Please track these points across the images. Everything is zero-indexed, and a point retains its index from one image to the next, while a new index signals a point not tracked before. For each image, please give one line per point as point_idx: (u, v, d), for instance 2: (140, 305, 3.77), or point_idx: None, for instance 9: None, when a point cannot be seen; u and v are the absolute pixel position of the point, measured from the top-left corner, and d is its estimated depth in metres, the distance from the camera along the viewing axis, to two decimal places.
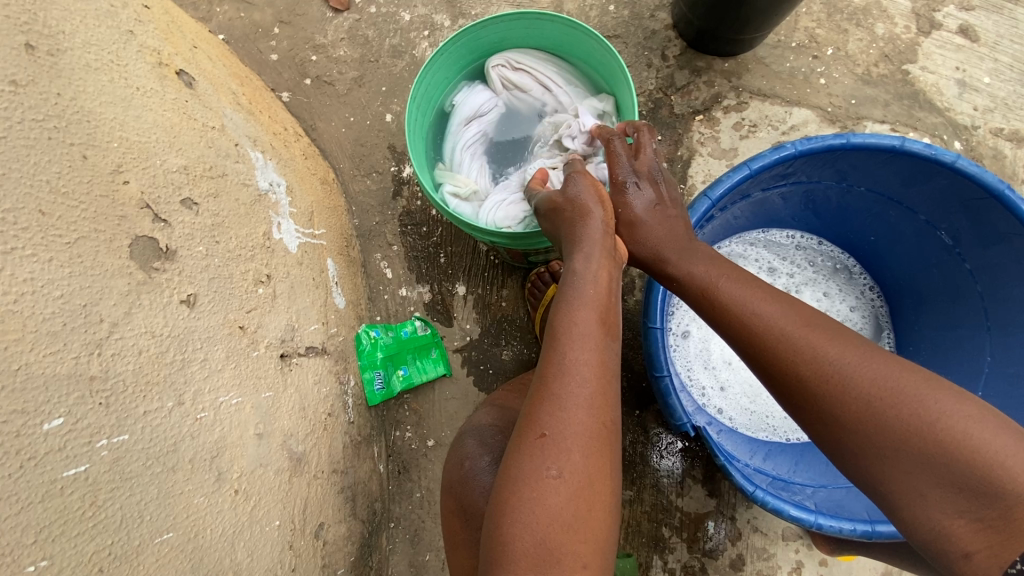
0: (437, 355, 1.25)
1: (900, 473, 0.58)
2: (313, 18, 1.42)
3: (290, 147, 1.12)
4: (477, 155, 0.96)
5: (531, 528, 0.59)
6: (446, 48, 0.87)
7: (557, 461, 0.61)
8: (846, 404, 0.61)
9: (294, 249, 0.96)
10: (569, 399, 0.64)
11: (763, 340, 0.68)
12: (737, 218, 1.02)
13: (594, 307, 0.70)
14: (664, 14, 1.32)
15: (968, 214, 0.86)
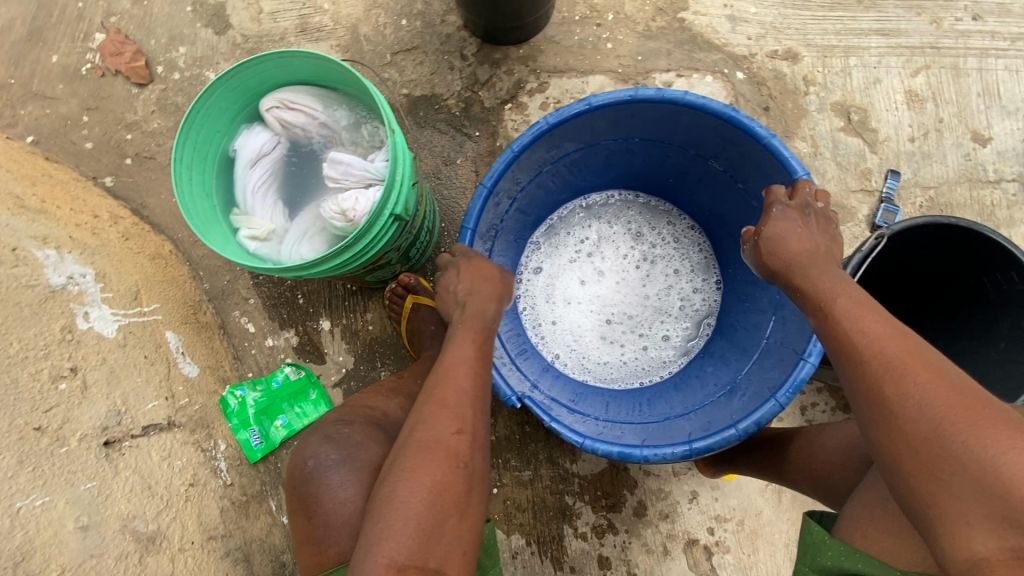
0: (316, 395, 1.25)
1: (952, 494, 0.56)
2: (119, 98, 1.41)
3: (102, 233, 1.11)
4: (268, 194, 0.96)
5: (427, 510, 0.67)
6: (198, 105, 0.87)
7: (467, 459, 0.72)
8: (910, 428, 0.59)
9: (112, 333, 0.96)
10: (462, 412, 0.75)
11: (859, 350, 0.66)
12: (542, 193, 1.07)
13: (474, 339, 0.83)
14: (453, 17, 1.37)
15: (719, 140, 0.94)
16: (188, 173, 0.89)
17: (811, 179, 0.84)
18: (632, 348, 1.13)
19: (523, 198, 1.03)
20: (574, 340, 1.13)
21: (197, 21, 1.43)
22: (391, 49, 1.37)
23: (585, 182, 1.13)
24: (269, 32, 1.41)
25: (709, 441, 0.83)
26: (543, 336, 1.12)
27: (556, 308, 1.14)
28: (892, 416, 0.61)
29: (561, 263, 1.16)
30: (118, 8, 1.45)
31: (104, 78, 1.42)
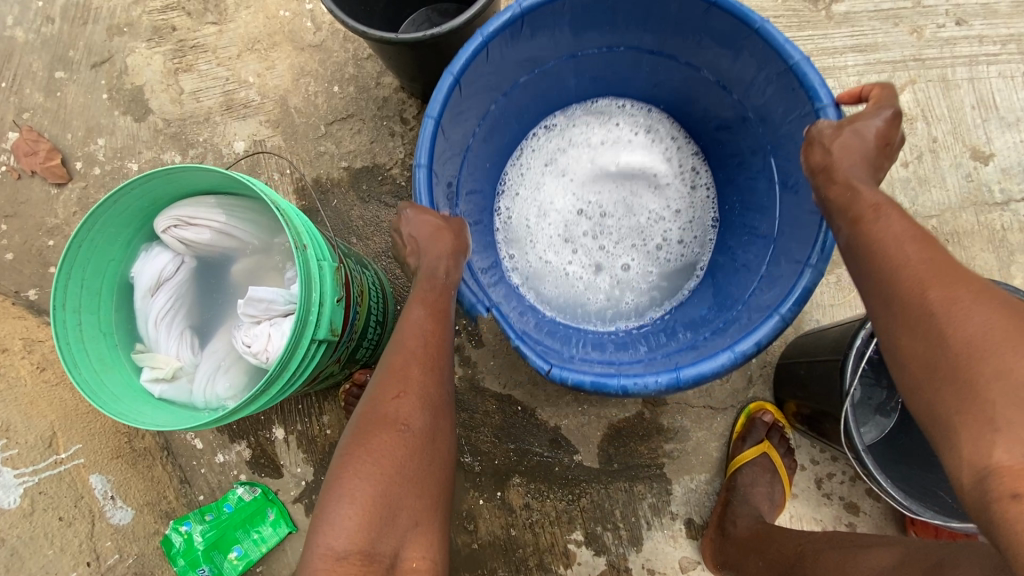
0: (274, 515, 1.12)
1: (987, 404, 0.49)
2: (37, 201, 1.30)
3: (11, 371, 0.99)
4: (174, 323, 0.85)
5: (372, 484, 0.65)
6: (75, 242, 0.75)
7: (410, 422, 0.70)
8: (945, 335, 0.52)
9: (15, 502, 0.89)
10: (417, 376, 0.72)
11: (888, 278, 0.58)
12: (521, 107, 0.97)
13: (426, 301, 0.77)
14: (389, 77, 1.25)
15: (703, 36, 0.84)
16: (74, 319, 0.76)
17: (811, 63, 0.74)
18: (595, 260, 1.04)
19: (485, 115, 0.91)
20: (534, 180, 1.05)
21: (115, 108, 1.31)
22: (325, 119, 1.26)
23: (568, 99, 1.03)
24: (193, 114, 1.30)
25: (699, 368, 0.73)
26: (515, 248, 1.03)
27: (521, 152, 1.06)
28: (912, 335, 0.55)
29: (549, 171, 1.06)
30: (30, 102, 1.34)
31: (21, 180, 1.31)
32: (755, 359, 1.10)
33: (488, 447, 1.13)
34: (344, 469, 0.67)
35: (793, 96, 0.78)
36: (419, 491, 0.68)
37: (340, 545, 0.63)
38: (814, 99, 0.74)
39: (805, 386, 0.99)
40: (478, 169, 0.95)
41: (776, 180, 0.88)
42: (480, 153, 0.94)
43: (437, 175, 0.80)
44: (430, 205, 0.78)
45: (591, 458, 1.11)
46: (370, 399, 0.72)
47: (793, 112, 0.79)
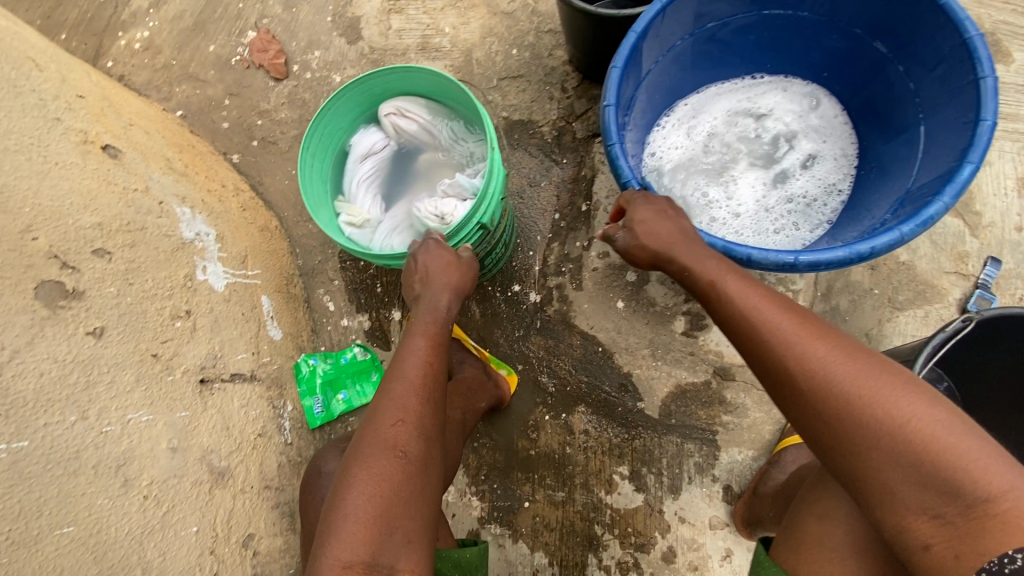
0: (376, 377, 1.34)
1: (876, 472, 0.64)
2: (257, 89, 1.61)
3: (227, 201, 1.26)
4: (372, 187, 1.08)
5: (370, 495, 0.75)
6: (331, 104, 0.99)
7: (405, 448, 0.78)
8: (831, 411, 0.67)
9: (221, 287, 1.08)
10: (414, 404, 0.80)
11: (765, 346, 0.73)
12: (701, 54, 1.15)
13: (427, 331, 0.88)
14: (561, 52, 1.46)
15: (886, 10, 0.98)
16: (313, 160, 1.01)
17: (984, 40, 0.85)
18: (722, 199, 1.16)
19: (658, 68, 1.10)
20: (696, 125, 1.21)
21: (334, 30, 1.60)
22: (499, 74, 1.48)
23: (743, 61, 1.19)
24: (393, 47, 1.56)
25: (818, 255, 0.84)
26: (682, 164, 1.19)
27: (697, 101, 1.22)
28: (803, 409, 0.70)
29: (731, 117, 1.21)
30: (271, 12, 1.66)
31: (249, 70, 1.63)
32: None
33: (564, 373, 1.30)
34: (350, 478, 0.77)
35: (957, 67, 0.89)
36: (409, 495, 0.77)
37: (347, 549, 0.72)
38: (979, 69, 0.85)
39: None
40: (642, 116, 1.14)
41: (921, 148, 0.98)
42: (658, 83, 1.14)
43: (626, 81, 1.02)
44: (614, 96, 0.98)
45: (652, 408, 1.25)
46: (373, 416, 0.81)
47: (955, 83, 0.90)
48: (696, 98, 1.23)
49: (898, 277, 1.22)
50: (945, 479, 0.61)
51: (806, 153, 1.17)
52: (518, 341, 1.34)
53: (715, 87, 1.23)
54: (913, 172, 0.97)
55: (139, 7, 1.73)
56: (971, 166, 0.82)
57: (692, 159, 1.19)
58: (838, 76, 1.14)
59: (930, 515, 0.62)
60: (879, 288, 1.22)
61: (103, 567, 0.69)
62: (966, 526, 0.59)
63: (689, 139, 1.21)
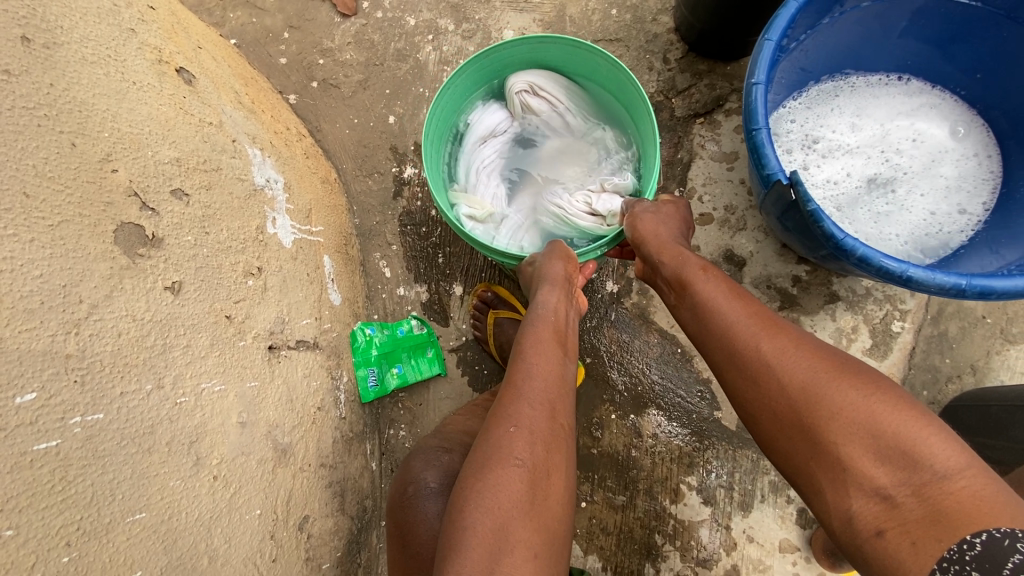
0: (432, 354, 1.25)
1: (829, 445, 0.59)
2: (321, 23, 1.45)
3: (291, 146, 1.14)
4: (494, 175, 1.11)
5: (492, 504, 0.65)
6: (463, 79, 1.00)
7: (521, 451, 0.69)
8: (783, 391, 0.64)
9: (288, 244, 0.97)
10: (529, 408, 0.73)
11: (722, 336, 0.73)
12: (844, 35, 1.01)
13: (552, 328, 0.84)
14: (666, 18, 1.32)
15: None
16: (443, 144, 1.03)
17: None
18: (846, 206, 1.04)
19: (797, 50, 0.98)
20: (828, 119, 1.08)
21: None
22: (594, 36, 1.34)
23: (884, 49, 1.06)
24: None
25: (993, 282, 0.75)
26: (812, 138, 1.07)
27: (831, 93, 1.09)
28: (760, 390, 0.66)
29: (883, 109, 1.08)
30: None
31: (313, 1, 1.47)
32: (926, 391, 1.11)
33: (638, 371, 1.20)
34: (466, 489, 0.67)
35: None
36: (539, 527, 0.66)
37: None
38: None
39: (988, 426, 0.98)
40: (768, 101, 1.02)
41: None
42: (793, 65, 1.01)
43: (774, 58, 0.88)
44: (764, 76, 0.85)
45: (730, 418, 1.16)
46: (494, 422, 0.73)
47: None
48: (827, 89, 1.09)
49: (1015, 308, 1.11)
50: (901, 454, 0.55)
51: (943, 163, 1.05)
52: (589, 333, 1.23)
53: (849, 81, 1.10)
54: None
55: None
56: None
57: (819, 157, 1.06)
58: (995, 80, 1.01)
59: (880, 499, 0.55)
60: (993, 317, 1.11)
61: (172, 558, 0.61)
62: (919, 510, 0.53)
63: (817, 132, 1.07)
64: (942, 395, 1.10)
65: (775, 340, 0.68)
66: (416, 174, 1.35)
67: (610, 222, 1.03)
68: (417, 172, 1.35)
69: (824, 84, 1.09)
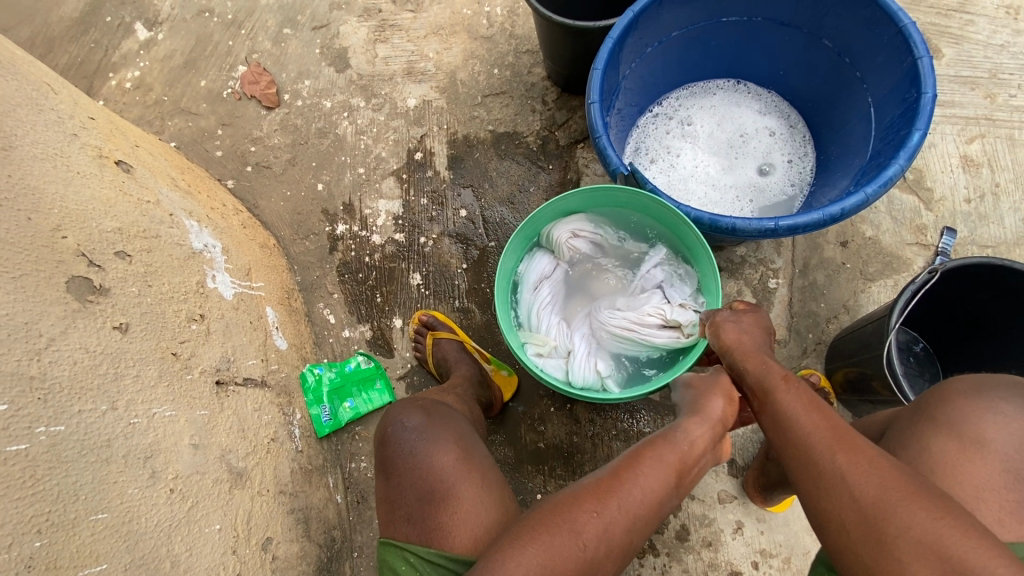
0: (381, 385, 1.36)
1: (896, 567, 0.59)
2: (249, 118, 1.66)
3: (228, 218, 1.30)
4: (552, 312, 1.11)
5: (531, 569, 0.67)
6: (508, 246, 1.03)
7: (591, 540, 0.69)
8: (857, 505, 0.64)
9: (229, 296, 1.11)
10: (616, 508, 0.72)
11: (797, 446, 0.73)
12: (669, 57, 1.24)
13: (672, 447, 0.78)
14: (539, 69, 1.57)
15: (828, 11, 1.10)
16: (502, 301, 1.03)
17: (916, 27, 0.97)
18: (703, 190, 1.27)
19: (630, 74, 1.19)
20: (687, 123, 1.33)
21: (324, 60, 1.68)
22: (483, 92, 1.58)
23: (706, 63, 1.30)
24: (381, 73, 1.65)
25: (796, 219, 0.93)
26: (680, 117, 1.34)
27: (689, 103, 1.35)
28: (833, 501, 0.66)
29: (726, 110, 1.34)
30: (260, 47, 1.73)
31: (240, 101, 1.69)
32: (811, 334, 1.27)
33: None
34: (516, 550, 0.69)
35: (897, 53, 1.01)
36: None
37: None
38: (915, 53, 0.97)
39: (858, 346, 1.12)
40: (619, 114, 1.22)
41: (873, 127, 1.08)
42: (634, 85, 1.23)
43: (606, 82, 1.10)
44: (597, 94, 1.06)
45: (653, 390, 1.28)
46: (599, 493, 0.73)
47: (895, 68, 1.02)
48: (677, 98, 1.35)
49: (867, 251, 1.31)
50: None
51: (774, 151, 1.30)
52: None
53: (696, 90, 1.35)
54: (869, 147, 1.07)
55: (130, 49, 1.79)
56: (918, 135, 0.93)
57: (678, 152, 1.31)
58: (794, 73, 1.26)
59: None
60: (851, 263, 1.30)
61: (135, 557, 0.69)
62: None
63: (677, 135, 1.32)
64: (825, 335, 1.26)
65: (848, 453, 0.68)
66: (347, 229, 1.52)
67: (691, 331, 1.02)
68: (348, 227, 1.52)
69: (677, 96, 1.35)
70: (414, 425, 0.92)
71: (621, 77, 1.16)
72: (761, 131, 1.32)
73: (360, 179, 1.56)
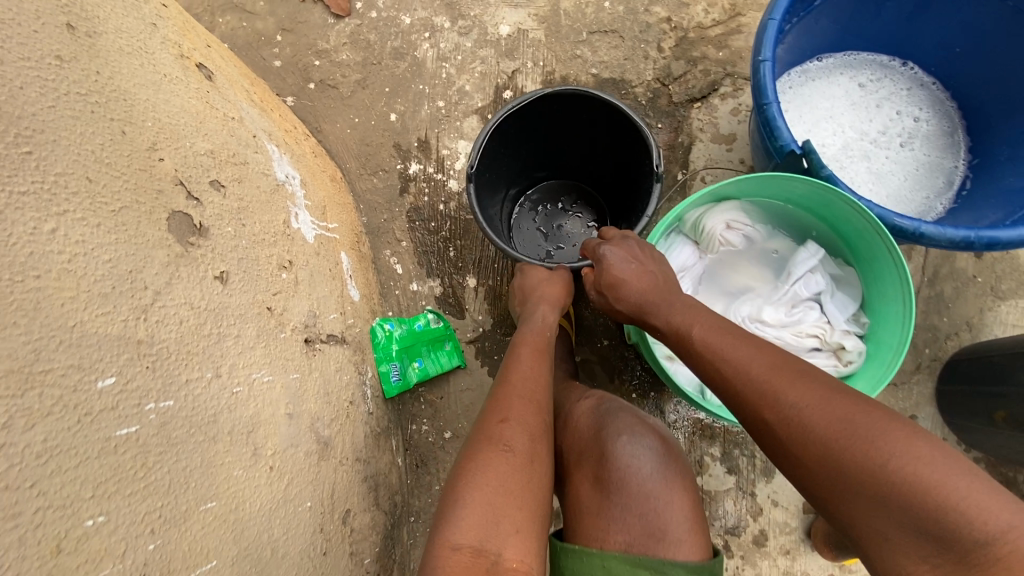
0: (450, 348, 1.25)
1: (871, 526, 0.58)
2: (314, 25, 1.45)
3: (301, 144, 1.14)
4: None
5: (481, 490, 0.69)
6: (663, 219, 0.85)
7: (511, 439, 0.74)
8: (805, 455, 0.63)
9: (311, 239, 0.97)
10: (517, 405, 0.79)
11: (742, 389, 0.69)
12: (836, 18, 1.08)
13: (536, 386, 0.83)
14: (658, 8, 1.36)
15: None
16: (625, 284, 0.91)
17: None
18: (843, 148, 1.13)
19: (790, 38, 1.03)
20: (897, 101, 1.17)
21: None
22: (589, 28, 1.37)
23: (874, 31, 1.14)
24: None
25: (1000, 233, 0.79)
26: (911, 132, 1.15)
27: (912, 87, 1.17)
28: (788, 440, 0.64)
29: (926, 122, 1.16)
30: None
31: (304, 3, 1.46)
32: (927, 349, 1.16)
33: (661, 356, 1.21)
34: (461, 481, 0.70)
35: None
36: (516, 461, 0.72)
37: (454, 542, 0.65)
38: None
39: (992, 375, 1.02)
40: (792, 47, 1.10)
41: None
42: (819, 29, 1.10)
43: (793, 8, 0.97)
44: (771, 44, 0.90)
45: None
46: (481, 426, 0.77)
47: None
48: (898, 67, 1.18)
49: (1003, 266, 1.17)
50: (917, 518, 0.54)
51: (922, 177, 1.12)
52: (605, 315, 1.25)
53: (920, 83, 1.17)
54: None
55: None
56: None
57: (866, 110, 1.16)
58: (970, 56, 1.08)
59: (927, 555, 0.54)
60: (983, 277, 1.17)
61: (242, 546, 0.60)
62: (965, 568, 0.52)
63: (880, 98, 1.17)
64: (943, 352, 1.15)
65: (791, 390, 0.66)
66: (421, 170, 1.36)
67: (851, 359, 0.83)
68: (422, 167, 1.36)
69: (906, 74, 1.18)
70: (654, 448, 0.84)
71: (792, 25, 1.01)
72: (933, 161, 1.13)
73: (438, 114, 1.38)
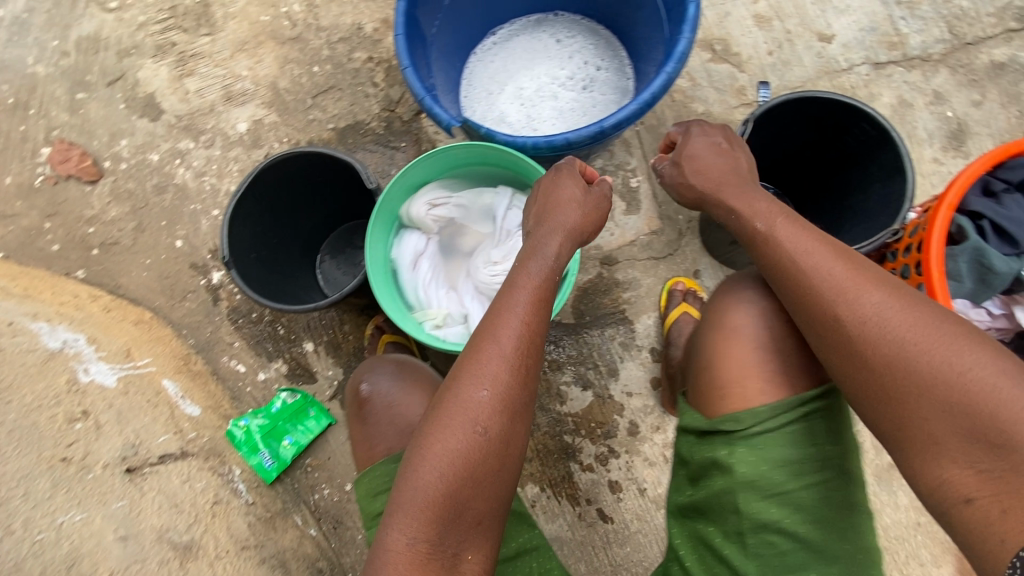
0: (315, 412, 1.32)
1: (922, 426, 0.69)
2: (74, 199, 1.53)
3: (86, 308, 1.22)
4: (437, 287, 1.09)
5: (434, 470, 0.77)
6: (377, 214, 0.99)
7: (483, 422, 0.79)
8: (879, 356, 0.72)
9: (110, 382, 1.20)
10: (506, 373, 0.80)
11: (821, 297, 0.78)
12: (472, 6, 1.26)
13: (526, 340, 0.83)
14: (359, 53, 1.54)
15: None
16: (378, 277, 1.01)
17: None
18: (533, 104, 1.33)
19: (435, 31, 1.19)
20: (585, 50, 1.37)
21: (133, 113, 1.56)
22: (310, 93, 1.53)
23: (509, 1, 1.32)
24: (198, 108, 1.55)
25: (617, 117, 0.96)
26: (592, 75, 1.35)
27: (589, 35, 1.38)
28: (866, 341, 0.74)
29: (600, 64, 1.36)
30: (57, 121, 1.57)
31: (57, 185, 1.54)
32: (682, 215, 1.36)
33: None
34: (419, 466, 0.79)
35: None
36: (481, 436, 0.79)
37: (395, 544, 0.76)
38: None
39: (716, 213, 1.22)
40: (452, 39, 1.27)
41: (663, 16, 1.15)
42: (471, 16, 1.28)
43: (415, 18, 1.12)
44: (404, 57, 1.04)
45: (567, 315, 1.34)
46: (435, 406, 0.82)
47: None
48: (574, 20, 1.38)
49: None
50: (979, 416, 0.65)
51: (597, 109, 1.33)
52: None
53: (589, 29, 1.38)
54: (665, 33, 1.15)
55: None
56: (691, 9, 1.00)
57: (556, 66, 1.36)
58: None
59: (971, 466, 0.65)
60: None
61: None
62: (1004, 472, 0.63)
63: (570, 51, 1.37)
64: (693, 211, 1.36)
65: (871, 293, 0.75)
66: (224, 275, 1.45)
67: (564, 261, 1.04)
68: (224, 272, 1.45)
69: (585, 25, 1.38)
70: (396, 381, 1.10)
71: (428, 31, 1.17)
72: (608, 95, 1.34)
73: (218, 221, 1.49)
